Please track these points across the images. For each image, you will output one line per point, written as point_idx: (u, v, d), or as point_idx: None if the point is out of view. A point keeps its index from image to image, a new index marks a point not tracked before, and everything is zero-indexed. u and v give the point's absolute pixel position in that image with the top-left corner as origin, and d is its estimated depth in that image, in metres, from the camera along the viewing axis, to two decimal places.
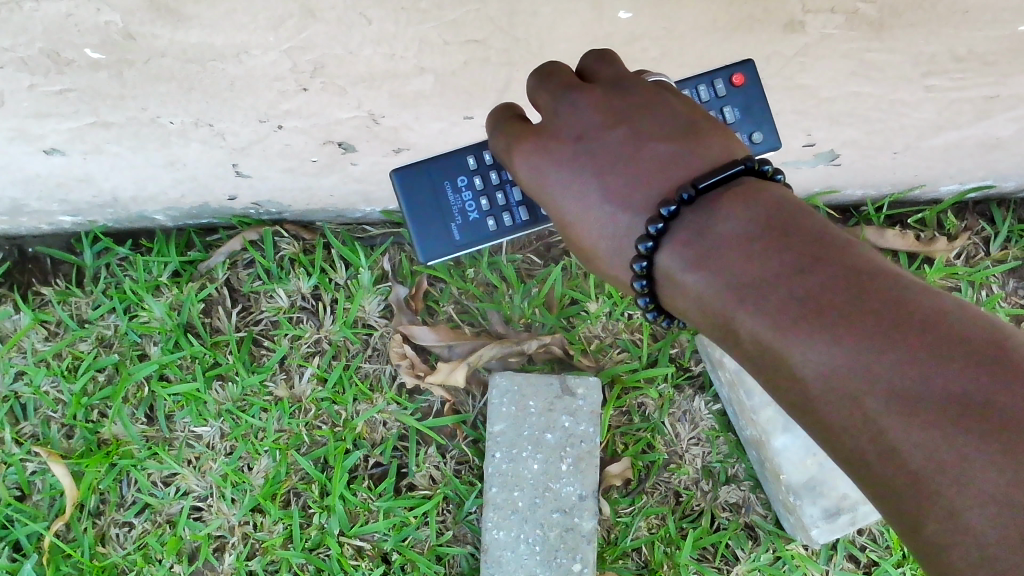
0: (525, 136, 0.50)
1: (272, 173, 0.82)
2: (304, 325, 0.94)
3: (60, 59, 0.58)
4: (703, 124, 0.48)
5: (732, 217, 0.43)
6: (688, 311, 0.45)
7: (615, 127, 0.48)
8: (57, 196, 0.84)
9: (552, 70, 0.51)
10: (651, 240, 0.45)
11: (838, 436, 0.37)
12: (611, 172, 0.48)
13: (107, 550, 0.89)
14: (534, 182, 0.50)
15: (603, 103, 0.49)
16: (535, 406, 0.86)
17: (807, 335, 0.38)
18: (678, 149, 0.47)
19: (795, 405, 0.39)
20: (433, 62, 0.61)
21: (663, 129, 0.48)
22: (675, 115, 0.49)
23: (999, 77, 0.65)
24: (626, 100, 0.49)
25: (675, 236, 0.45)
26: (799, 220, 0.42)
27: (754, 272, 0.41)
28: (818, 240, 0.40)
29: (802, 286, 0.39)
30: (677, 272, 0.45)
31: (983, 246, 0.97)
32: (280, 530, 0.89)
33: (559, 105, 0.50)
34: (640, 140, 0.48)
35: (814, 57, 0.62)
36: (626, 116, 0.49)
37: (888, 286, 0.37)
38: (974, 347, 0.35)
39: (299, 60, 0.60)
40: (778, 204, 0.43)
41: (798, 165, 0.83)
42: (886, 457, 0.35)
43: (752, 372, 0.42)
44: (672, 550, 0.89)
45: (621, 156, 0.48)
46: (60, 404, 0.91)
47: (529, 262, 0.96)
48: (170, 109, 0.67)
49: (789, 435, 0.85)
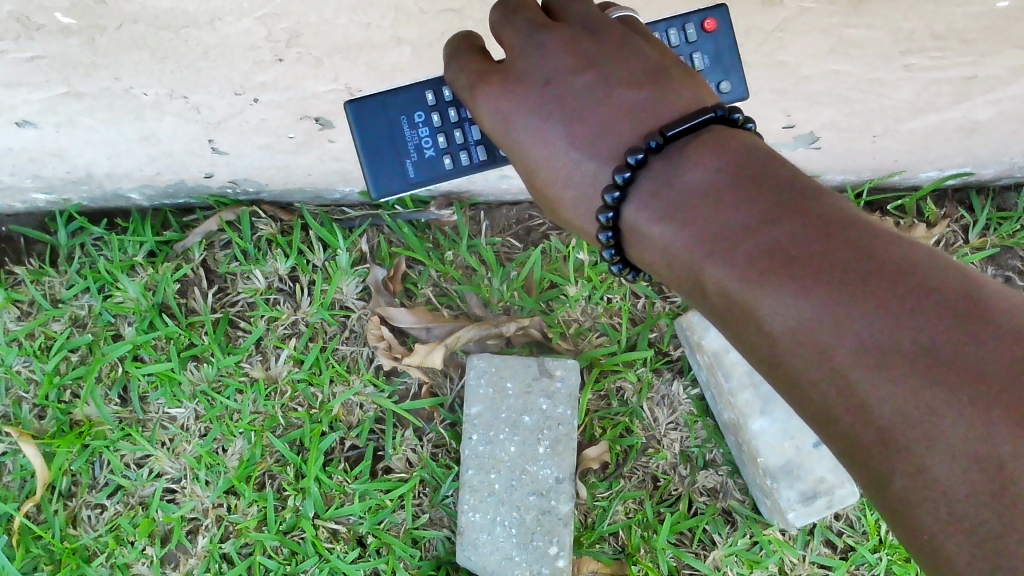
0: (490, 80, 0.49)
1: (249, 149, 0.81)
2: (281, 306, 0.93)
3: (29, 23, 0.57)
4: (673, 70, 0.48)
5: (703, 167, 0.43)
6: (654, 265, 0.45)
7: (581, 70, 0.48)
8: (29, 171, 0.83)
9: (518, 6, 0.50)
10: (618, 190, 0.45)
11: (805, 389, 0.37)
12: (577, 118, 0.47)
13: (78, 532, 0.88)
14: (499, 126, 0.50)
15: (571, 45, 0.49)
16: (512, 388, 0.85)
17: (774, 287, 0.38)
18: (647, 97, 0.47)
19: (762, 357, 0.39)
20: (410, 32, 0.61)
21: (633, 75, 0.48)
22: (646, 60, 0.48)
23: (978, 57, 0.65)
24: (595, 42, 0.49)
25: (642, 187, 0.44)
26: (770, 169, 0.41)
27: (721, 224, 0.41)
28: (790, 189, 0.40)
29: (769, 238, 0.39)
30: (643, 225, 0.45)
31: (961, 234, 0.97)
32: (254, 513, 0.88)
33: (526, 46, 0.49)
34: (609, 86, 0.47)
35: (793, 32, 0.61)
36: (595, 59, 0.48)
37: (857, 235, 0.37)
38: (948, 297, 0.35)
39: (274, 27, 0.59)
40: (748, 152, 0.43)
41: (777, 148, 0.83)
42: (853, 412, 0.35)
43: (718, 326, 0.42)
44: (649, 535, 0.89)
45: (588, 101, 0.47)
46: (32, 384, 0.90)
47: (508, 246, 0.96)
48: (143, 79, 0.66)
49: (766, 418, 0.84)
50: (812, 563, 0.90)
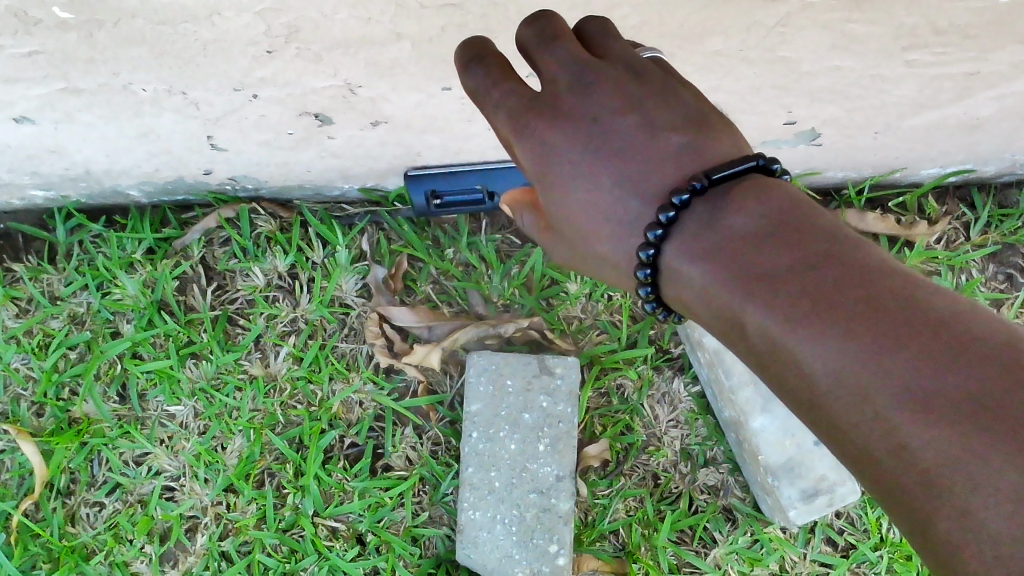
0: (537, 112, 0.50)
1: (247, 145, 0.80)
2: (280, 303, 0.92)
3: (27, 18, 0.56)
4: (712, 116, 0.51)
5: (744, 212, 0.45)
6: (695, 306, 0.47)
7: (627, 112, 0.50)
8: (28, 168, 0.82)
9: (560, 36, 0.51)
10: (662, 228, 0.47)
11: (846, 430, 0.38)
12: (622, 160, 0.50)
13: (77, 530, 0.87)
14: (539, 159, 0.51)
15: (617, 85, 0.50)
16: (512, 385, 0.85)
17: (817, 331, 0.39)
18: (689, 141, 0.49)
19: (802, 400, 0.41)
20: (409, 28, 0.60)
21: (675, 122, 0.50)
22: (686, 106, 0.51)
23: (980, 53, 0.65)
24: (639, 85, 0.51)
25: (686, 229, 0.46)
26: (813, 222, 0.43)
27: (765, 269, 0.42)
28: (832, 241, 0.42)
29: (811, 285, 0.40)
30: (685, 266, 0.46)
31: (962, 232, 0.97)
32: (253, 511, 0.88)
33: (574, 82, 0.50)
34: (653, 130, 0.50)
35: (796, 28, 0.61)
36: (639, 102, 0.50)
37: (898, 287, 0.39)
38: (988, 347, 0.36)
39: (273, 23, 0.59)
40: (790, 204, 0.45)
41: (777, 144, 0.83)
42: (893, 453, 0.36)
43: (760, 369, 0.43)
44: (649, 532, 0.88)
45: (632, 143, 0.50)
46: (30, 382, 0.90)
47: (508, 243, 0.95)
48: (141, 75, 0.65)
49: (767, 415, 0.84)
50: (814, 561, 0.90)
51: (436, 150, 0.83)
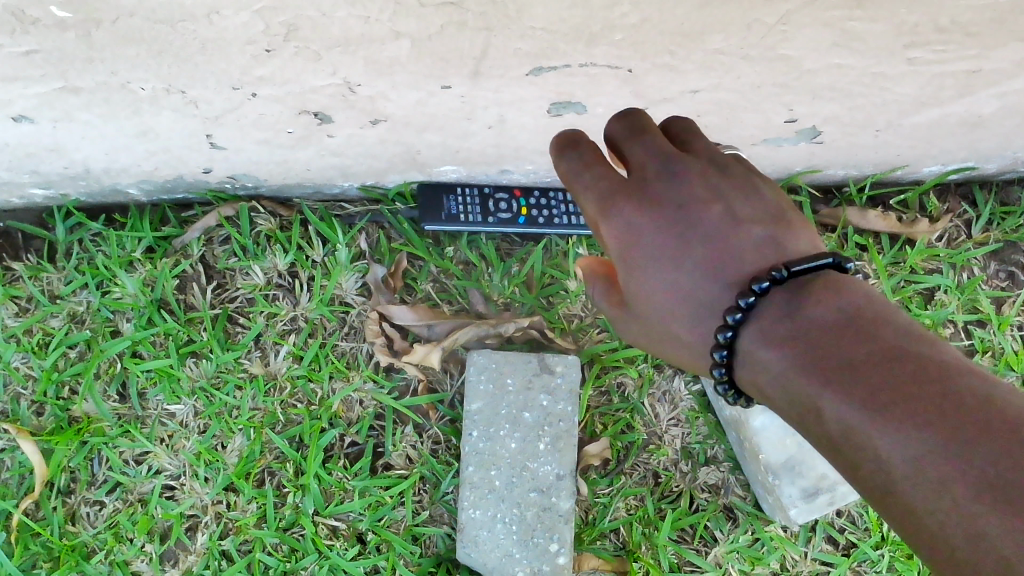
0: (626, 194, 0.53)
1: (247, 144, 0.80)
2: (280, 302, 0.92)
3: (24, 16, 0.56)
4: (789, 214, 0.55)
5: (824, 304, 0.46)
6: (770, 393, 0.47)
7: (711, 202, 0.54)
8: (27, 167, 0.82)
9: (646, 128, 0.55)
10: (740, 312, 0.49)
11: (920, 522, 0.37)
12: (704, 245, 0.52)
13: (77, 529, 0.87)
14: (624, 237, 0.53)
15: (704, 177, 0.54)
16: (512, 383, 0.85)
17: (894, 419, 0.39)
18: (769, 234, 0.53)
19: (875, 495, 0.40)
20: (409, 27, 0.60)
21: (755, 216, 0.53)
22: (767, 205, 0.55)
23: (981, 50, 0.65)
24: (723, 178, 0.55)
25: (763, 315, 0.48)
26: (892, 319, 0.44)
27: (844, 358, 0.43)
28: (914, 337, 0.43)
29: (891, 374, 0.41)
30: (761, 351, 0.47)
31: (964, 229, 0.97)
32: (253, 510, 0.88)
33: (663, 170, 0.54)
34: (736, 220, 0.53)
35: (796, 26, 0.60)
36: (722, 194, 0.54)
37: (980, 382, 0.39)
38: None
39: (272, 21, 0.58)
40: (870, 301, 0.46)
41: (778, 142, 0.82)
42: (972, 545, 0.35)
43: (833, 463, 0.42)
44: (650, 531, 0.88)
45: (717, 230, 0.53)
46: (30, 381, 0.89)
47: (509, 242, 0.96)
48: (140, 73, 0.65)
49: (768, 414, 0.84)
50: (815, 560, 0.90)
51: (436, 149, 0.83)
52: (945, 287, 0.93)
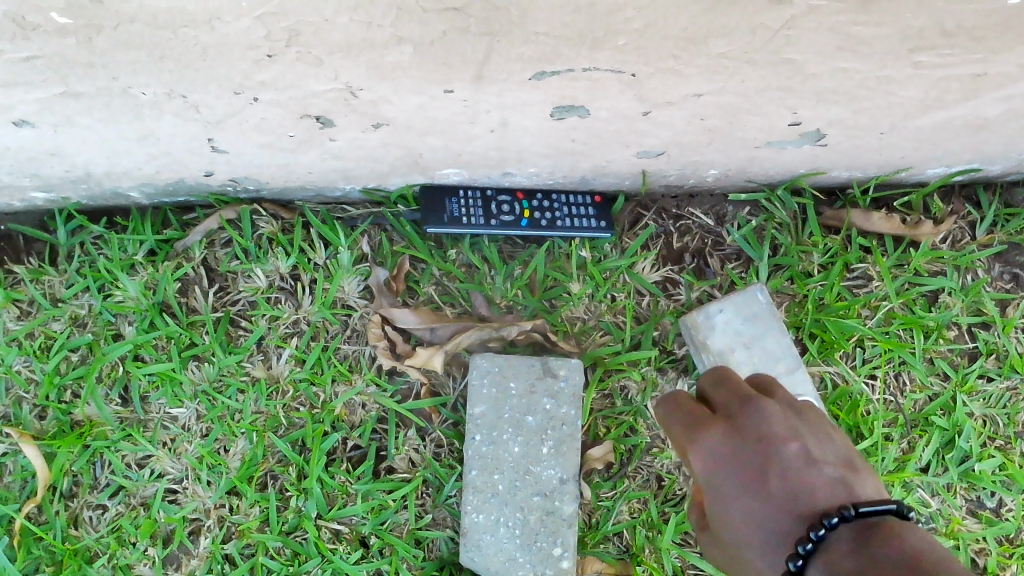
0: (710, 428, 0.57)
1: (248, 147, 0.80)
2: (282, 305, 0.92)
3: (25, 23, 0.56)
4: (858, 463, 0.58)
5: (888, 549, 0.47)
6: None
7: (790, 441, 0.56)
8: (28, 170, 0.82)
9: (722, 375, 0.63)
10: (802, 556, 0.50)
11: None
12: (782, 478, 0.54)
13: (80, 533, 0.87)
14: (704, 473, 0.56)
15: (785, 417, 0.57)
16: (515, 388, 0.85)
17: None
18: (840, 478, 0.55)
19: None
20: (411, 32, 0.59)
21: (829, 458, 0.56)
22: (836, 450, 0.57)
23: (988, 54, 0.64)
24: (801, 421, 0.58)
25: (825, 558, 0.49)
26: (939, 558, 0.45)
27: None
28: (935, 563, 0.44)
29: None
30: None
31: (968, 231, 0.96)
32: (256, 514, 0.88)
33: (749, 411, 0.57)
34: (811, 459, 0.55)
35: (801, 30, 0.60)
36: (800, 435, 0.56)
37: None
38: None
39: (274, 27, 0.58)
40: (928, 551, 0.46)
41: (783, 145, 0.82)
42: None
43: None
44: (653, 535, 0.88)
45: (795, 470, 0.54)
46: (32, 384, 0.89)
47: (511, 243, 0.95)
48: (141, 78, 0.65)
49: None
50: None
51: (438, 152, 0.83)
52: (948, 289, 0.93)
